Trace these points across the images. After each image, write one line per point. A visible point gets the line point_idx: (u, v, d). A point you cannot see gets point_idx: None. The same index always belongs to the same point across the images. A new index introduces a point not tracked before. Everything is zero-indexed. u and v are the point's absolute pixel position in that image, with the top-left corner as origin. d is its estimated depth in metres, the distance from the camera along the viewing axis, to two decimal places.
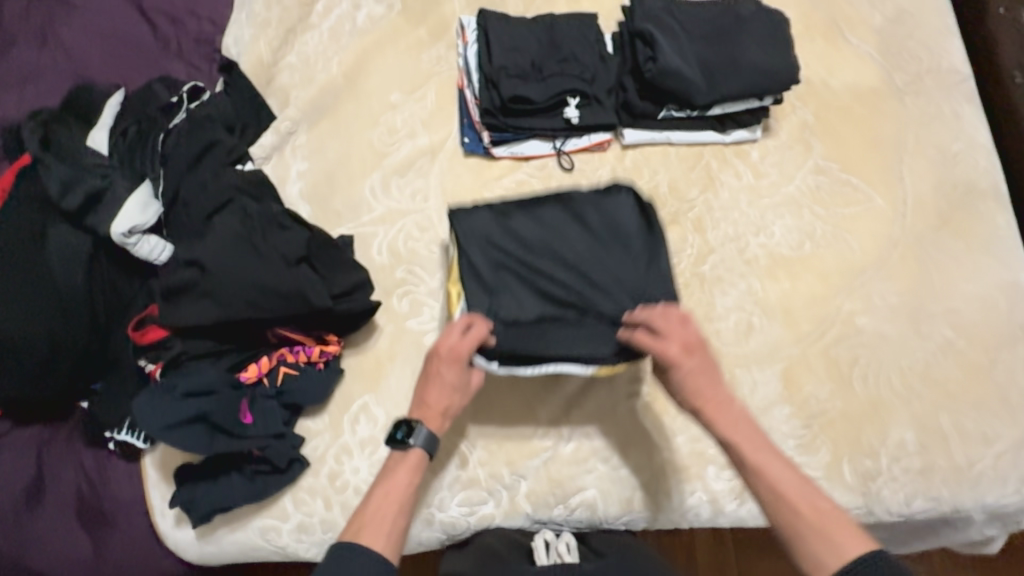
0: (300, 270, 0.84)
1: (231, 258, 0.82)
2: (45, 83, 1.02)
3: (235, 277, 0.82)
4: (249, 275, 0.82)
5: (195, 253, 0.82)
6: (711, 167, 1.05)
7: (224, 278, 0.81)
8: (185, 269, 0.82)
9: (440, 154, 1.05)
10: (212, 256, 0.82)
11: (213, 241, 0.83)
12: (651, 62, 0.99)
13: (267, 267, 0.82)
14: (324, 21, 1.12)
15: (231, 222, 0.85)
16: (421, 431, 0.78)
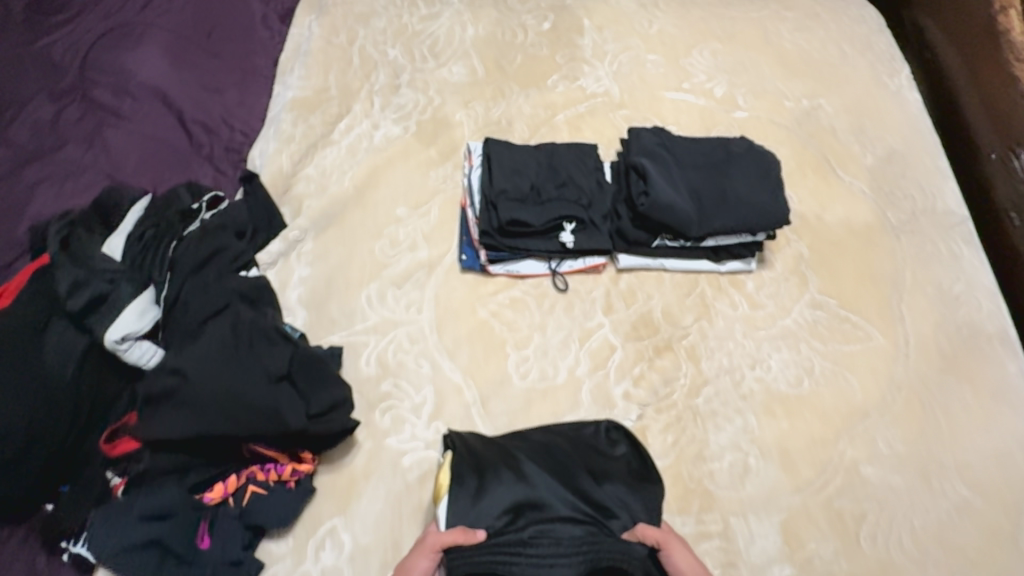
0: (282, 387, 0.84)
1: (214, 367, 0.83)
2: (83, 181, 1.07)
3: (215, 388, 0.81)
4: (229, 389, 0.81)
5: (179, 360, 0.83)
6: (706, 295, 1.05)
7: (204, 389, 0.81)
8: (168, 376, 0.82)
9: (437, 268, 1.08)
10: (196, 364, 0.82)
11: (200, 347, 0.84)
12: (644, 197, 1.03)
13: (249, 380, 0.83)
14: (344, 138, 1.22)
15: (221, 328, 0.87)
16: None
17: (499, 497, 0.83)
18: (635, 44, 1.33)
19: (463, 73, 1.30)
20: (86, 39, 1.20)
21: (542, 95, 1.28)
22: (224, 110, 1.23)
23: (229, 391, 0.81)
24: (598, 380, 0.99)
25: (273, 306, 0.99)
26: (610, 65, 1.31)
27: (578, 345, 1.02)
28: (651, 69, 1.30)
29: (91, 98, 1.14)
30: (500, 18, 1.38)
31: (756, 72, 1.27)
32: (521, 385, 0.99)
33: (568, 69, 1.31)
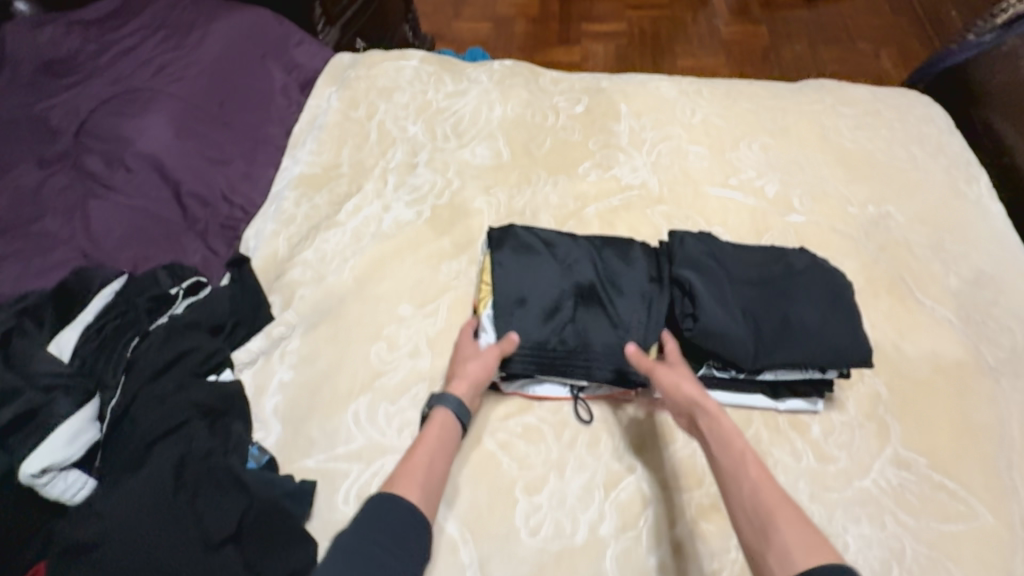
0: (220, 560, 0.69)
1: (147, 519, 0.68)
2: (52, 258, 0.97)
3: (135, 551, 0.66)
4: (151, 555, 0.66)
5: (106, 503, 0.68)
6: (762, 438, 0.86)
7: (122, 551, 0.66)
8: (88, 523, 0.67)
9: (440, 382, 0.92)
10: (124, 513, 0.68)
11: (132, 490, 0.69)
12: (690, 318, 0.86)
13: (184, 544, 0.68)
14: (350, 220, 1.11)
15: (164, 466, 0.73)
16: (445, 398, 0.82)
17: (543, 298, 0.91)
18: (676, 132, 1.22)
19: (486, 156, 1.20)
20: (88, 104, 1.14)
21: (571, 184, 1.16)
22: (225, 185, 1.14)
23: (151, 561, 0.65)
24: (627, 545, 0.79)
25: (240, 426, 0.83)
26: (647, 154, 1.19)
27: (602, 494, 0.83)
28: (693, 161, 1.17)
29: (81, 165, 1.08)
30: (530, 98, 1.30)
31: (812, 171, 1.14)
32: (532, 545, 0.80)
33: (601, 156, 1.20)
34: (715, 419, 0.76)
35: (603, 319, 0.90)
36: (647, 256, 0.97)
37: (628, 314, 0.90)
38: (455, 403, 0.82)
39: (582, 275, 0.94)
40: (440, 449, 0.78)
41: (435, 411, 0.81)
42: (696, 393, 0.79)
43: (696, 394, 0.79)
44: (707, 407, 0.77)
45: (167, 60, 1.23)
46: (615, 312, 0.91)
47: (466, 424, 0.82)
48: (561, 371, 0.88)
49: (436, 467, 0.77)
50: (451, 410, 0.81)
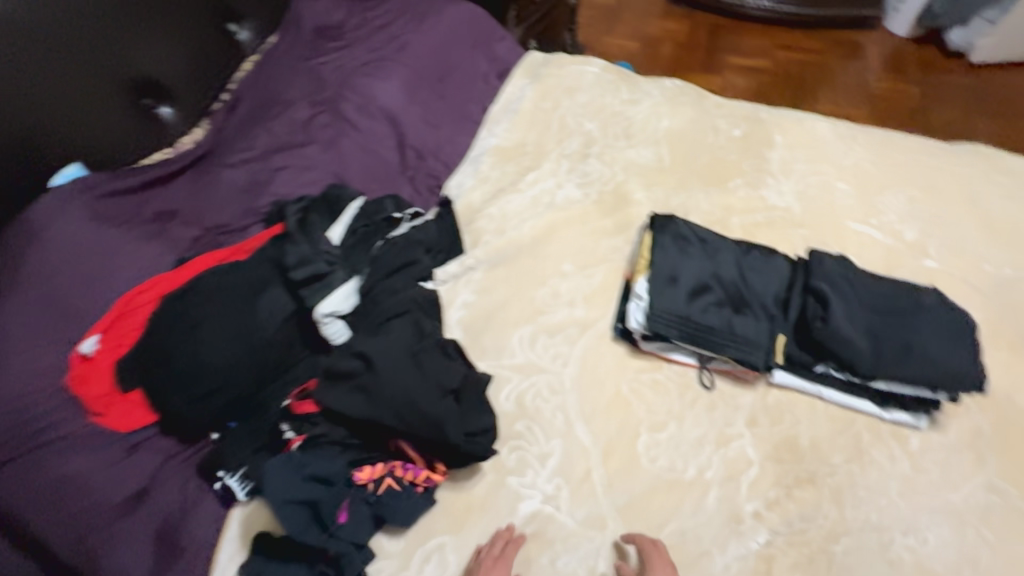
0: (449, 402, 0.90)
1: (400, 362, 0.92)
2: (316, 174, 1.27)
3: (396, 380, 0.90)
4: (405, 388, 0.89)
5: (372, 346, 0.93)
6: (862, 438, 0.99)
7: (385, 379, 0.89)
8: (353, 358, 0.92)
9: (590, 329, 1.13)
10: (385, 355, 0.92)
11: (389, 341, 0.94)
12: (819, 322, 1.01)
13: (426, 384, 0.90)
14: (530, 189, 1.34)
15: (406, 330, 0.97)
16: None
17: (691, 281, 1.08)
18: (825, 169, 1.35)
19: (650, 158, 1.39)
20: (351, 63, 1.44)
21: (721, 196, 1.32)
22: (435, 143, 1.42)
23: (407, 390, 0.89)
24: (729, 490, 0.96)
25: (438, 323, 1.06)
26: (794, 183, 1.33)
27: (713, 447, 1.00)
28: (838, 198, 1.30)
29: (340, 110, 1.36)
30: (695, 116, 1.47)
31: (953, 227, 1.23)
32: (649, 470, 0.98)
33: (751, 177, 1.35)
34: None
35: (739, 309, 1.07)
36: (787, 265, 1.12)
37: (761, 310, 1.07)
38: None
39: (727, 269, 1.11)
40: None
41: None
42: None
43: None
44: None
45: (407, 38, 1.50)
46: (751, 306, 1.07)
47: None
48: (700, 343, 1.04)
49: None
50: None
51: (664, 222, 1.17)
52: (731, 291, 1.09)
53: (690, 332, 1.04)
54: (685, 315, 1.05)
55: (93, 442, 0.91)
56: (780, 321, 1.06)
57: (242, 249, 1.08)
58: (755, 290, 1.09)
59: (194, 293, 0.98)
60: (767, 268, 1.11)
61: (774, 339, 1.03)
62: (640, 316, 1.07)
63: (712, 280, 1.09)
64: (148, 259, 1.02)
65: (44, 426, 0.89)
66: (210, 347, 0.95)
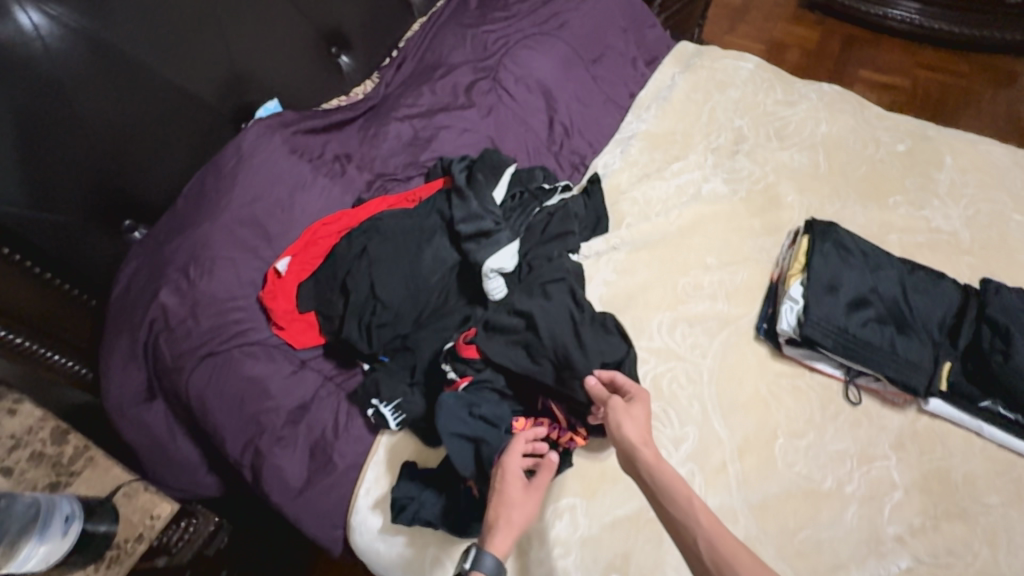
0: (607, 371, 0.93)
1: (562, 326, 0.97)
2: (473, 138, 1.34)
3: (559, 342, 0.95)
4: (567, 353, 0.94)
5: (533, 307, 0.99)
6: (1023, 484, 0.94)
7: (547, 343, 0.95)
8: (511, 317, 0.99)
9: (731, 326, 1.12)
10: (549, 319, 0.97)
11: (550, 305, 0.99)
12: (998, 356, 0.95)
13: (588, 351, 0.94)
14: (676, 179, 1.33)
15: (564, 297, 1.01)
16: (483, 557, 0.76)
17: (849, 293, 1.05)
18: (999, 198, 1.26)
19: (804, 163, 1.35)
20: (512, 35, 1.48)
21: (880, 211, 1.26)
22: (583, 122, 1.44)
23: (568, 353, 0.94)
24: (870, 509, 0.93)
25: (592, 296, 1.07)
26: (963, 208, 1.26)
27: (855, 463, 0.98)
28: (1013, 230, 1.22)
29: (500, 79, 1.41)
30: (855, 125, 1.41)
31: None
32: (785, 473, 0.97)
33: (914, 196, 1.29)
34: (664, 464, 0.74)
35: (901, 329, 1.02)
36: (958, 292, 1.06)
37: (923, 333, 1.02)
38: (494, 564, 0.75)
39: (889, 287, 1.06)
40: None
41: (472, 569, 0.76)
42: (634, 433, 0.79)
43: (636, 435, 0.78)
44: (661, 461, 0.75)
45: (568, 15, 1.53)
46: (914, 328, 1.02)
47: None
48: (853, 357, 1.01)
49: None
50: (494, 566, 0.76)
51: (825, 229, 1.13)
52: (892, 310, 1.04)
53: (842, 344, 1.01)
54: (840, 326, 1.02)
55: (276, 351, 1.03)
56: (944, 349, 1.01)
57: (411, 198, 1.16)
58: (918, 312, 1.04)
59: (373, 231, 1.07)
60: (935, 292, 1.06)
61: (937, 367, 0.99)
62: (791, 320, 1.05)
63: (872, 295, 1.05)
64: (332, 197, 1.15)
65: (243, 328, 1.01)
66: (385, 285, 1.03)
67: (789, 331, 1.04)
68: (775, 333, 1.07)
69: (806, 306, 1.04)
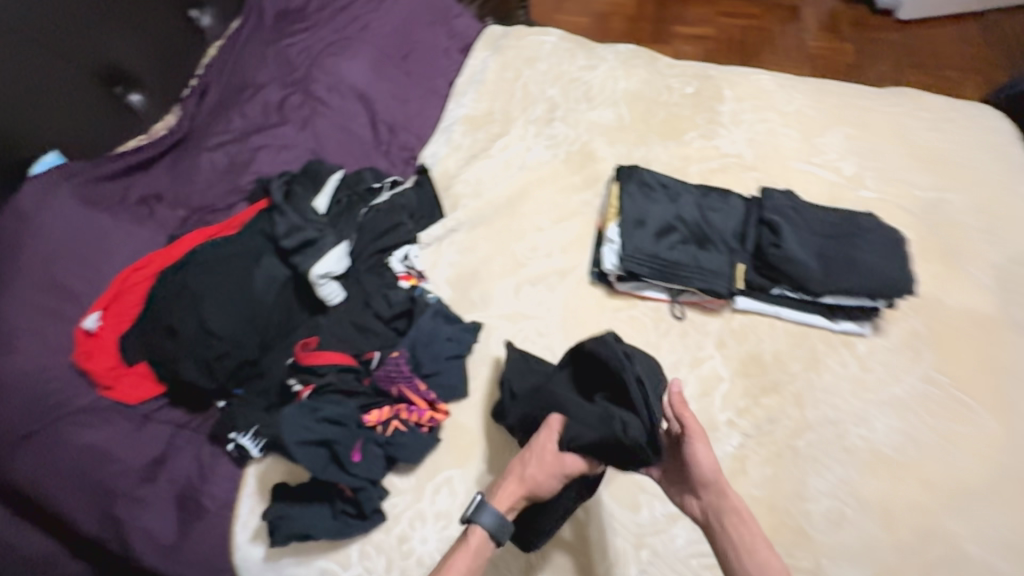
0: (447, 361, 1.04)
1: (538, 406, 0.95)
2: (294, 153, 1.33)
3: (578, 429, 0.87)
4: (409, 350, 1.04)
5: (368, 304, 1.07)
6: (817, 349, 1.11)
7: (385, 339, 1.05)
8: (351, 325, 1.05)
9: (569, 276, 1.21)
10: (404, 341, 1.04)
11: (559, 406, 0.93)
12: (774, 248, 1.12)
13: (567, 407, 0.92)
14: (502, 154, 1.41)
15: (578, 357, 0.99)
16: (486, 512, 0.83)
17: (656, 223, 1.17)
18: (770, 117, 1.46)
19: (611, 119, 1.48)
20: (317, 45, 1.48)
21: (679, 148, 1.42)
22: (406, 118, 1.47)
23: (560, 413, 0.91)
24: (704, 404, 1.06)
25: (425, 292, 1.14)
26: (744, 132, 1.44)
27: (688, 369, 1.11)
28: (784, 141, 1.41)
29: (311, 90, 1.41)
30: (648, 77, 1.57)
31: (884, 159, 1.36)
32: None
33: (705, 129, 1.46)
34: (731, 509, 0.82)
35: (703, 245, 1.17)
36: (743, 202, 1.21)
37: (721, 244, 1.16)
38: (491, 520, 0.83)
39: (688, 210, 1.20)
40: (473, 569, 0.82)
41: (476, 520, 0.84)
42: (707, 475, 0.84)
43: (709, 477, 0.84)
44: (733, 509, 0.82)
45: (369, 17, 1.55)
46: (712, 242, 1.17)
47: (503, 538, 0.84)
48: (667, 278, 1.14)
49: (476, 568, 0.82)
50: (493, 522, 0.83)
51: (630, 172, 1.25)
52: (694, 230, 1.18)
53: (657, 269, 1.14)
54: (652, 254, 1.14)
55: (111, 413, 0.97)
56: (739, 253, 1.16)
57: (231, 224, 1.13)
58: (715, 226, 1.18)
59: (192, 265, 1.03)
60: (725, 206, 1.20)
61: (733, 269, 1.14)
62: (612, 259, 1.16)
63: (675, 220, 1.18)
64: (144, 242, 1.10)
65: (64, 398, 0.94)
66: (216, 318, 0.99)
67: (612, 268, 1.16)
68: (602, 274, 1.18)
69: (621, 244, 1.15)
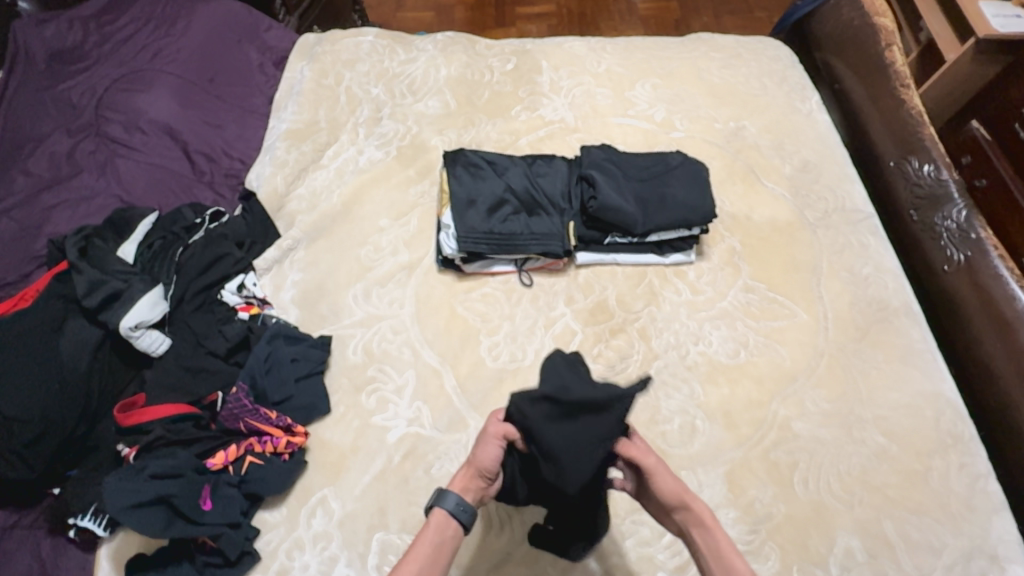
0: (297, 381, 1.03)
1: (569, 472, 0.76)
2: (96, 203, 1.21)
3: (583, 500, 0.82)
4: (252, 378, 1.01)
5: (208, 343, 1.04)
6: (654, 284, 1.20)
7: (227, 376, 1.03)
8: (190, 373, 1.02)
9: (417, 269, 1.21)
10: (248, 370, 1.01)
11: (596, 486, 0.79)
12: (593, 201, 1.18)
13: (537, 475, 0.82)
14: (332, 162, 1.36)
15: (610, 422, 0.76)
16: (445, 496, 0.78)
17: (487, 200, 1.20)
18: (586, 80, 1.53)
19: (438, 107, 1.48)
20: (103, 82, 1.36)
21: (507, 123, 1.46)
22: (224, 142, 1.38)
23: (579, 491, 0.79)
24: None
25: (263, 317, 1.11)
26: (565, 98, 1.50)
27: (543, 331, 1.15)
28: (600, 100, 1.49)
29: (104, 132, 1.29)
30: (468, 60, 1.57)
31: (689, 100, 1.48)
32: (494, 367, 1.10)
33: (529, 101, 1.50)
34: (702, 524, 0.77)
35: (535, 211, 1.21)
36: (565, 164, 1.28)
37: (552, 207, 1.22)
38: (455, 501, 0.78)
39: (516, 181, 1.23)
40: (439, 555, 0.75)
41: (434, 509, 0.78)
42: (672, 492, 0.78)
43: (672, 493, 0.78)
44: (698, 514, 0.77)
45: (162, 43, 1.44)
46: (544, 207, 1.21)
47: (469, 520, 0.78)
48: (507, 249, 1.17)
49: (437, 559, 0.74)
50: (450, 508, 0.77)
51: (456, 156, 1.26)
52: (525, 198, 1.22)
53: (496, 244, 1.17)
54: (488, 231, 1.17)
55: None
56: (569, 213, 1.22)
57: (26, 295, 1.02)
58: (543, 192, 1.23)
59: None
60: (549, 171, 1.26)
61: (566, 229, 1.20)
62: (453, 244, 1.18)
63: (506, 193, 1.21)
64: None
65: None
66: (19, 402, 0.90)
67: (453, 252, 1.18)
68: (447, 259, 1.19)
69: (456, 228, 1.17)
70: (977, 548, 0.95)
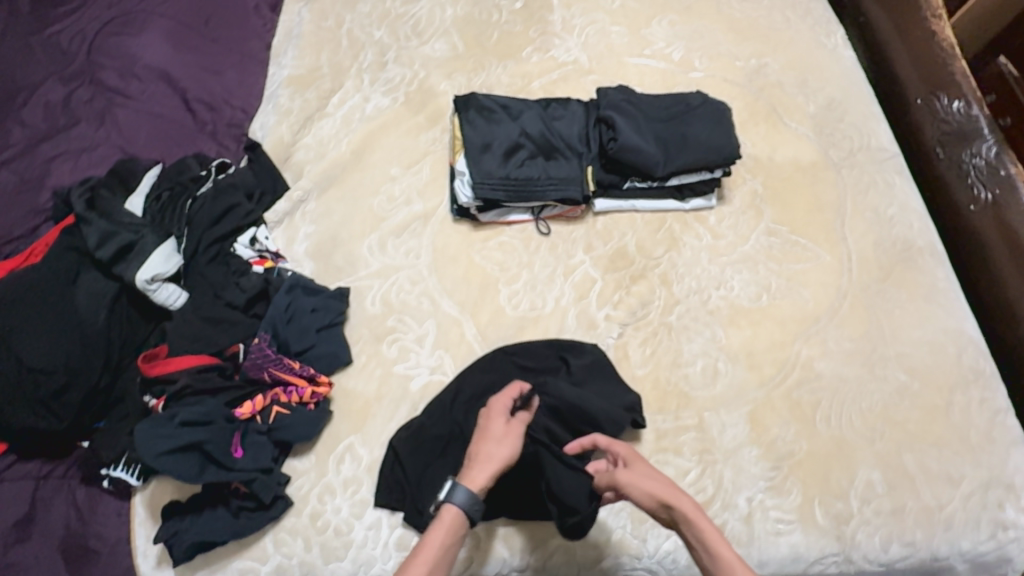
0: (315, 333, 1.03)
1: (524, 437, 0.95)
2: (97, 154, 1.17)
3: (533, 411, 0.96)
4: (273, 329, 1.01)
5: (228, 295, 1.04)
6: (674, 230, 1.17)
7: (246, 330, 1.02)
8: (207, 325, 1.01)
9: (432, 218, 1.18)
10: (267, 319, 1.01)
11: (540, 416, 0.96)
12: (613, 142, 1.14)
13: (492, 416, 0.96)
14: (338, 110, 1.30)
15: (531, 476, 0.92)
16: (456, 492, 0.79)
17: (502, 144, 1.15)
18: (600, 17, 1.44)
19: (445, 50, 1.40)
20: (92, 26, 1.29)
21: (518, 66, 1.39)
22: (224, 90, 1.30)
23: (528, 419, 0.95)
24: (582, 306, 1.10)
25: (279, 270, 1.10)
26: (578, 37, 1.42)
27: (562, 279, 1.13)
28: (615, 39, 1.41)
29: (98, 80, 1.23)
30: None
31: (708, 37, 1.41)
32: (515, 315, 1.09)
33: (540, 41, 1.42)
34: (685, 512, 0.78)
35: (552, 156, 1.17)
36: (581, 105, 1.22)
37: (569, 151, 1.17)
38: (468, 496, 0.79)
39: (531, 123, 1.18)
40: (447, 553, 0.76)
41: (443, 506, 0.79)
42: (656, 490, 0.79)
43: (655, 489, 0.80)
44: (682, 507, 0.78)
45: None
46: (561, 150, 1.17)
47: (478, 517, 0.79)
48: (523, 196, 1.14)
49: (443, 558, 0.76)
50: (459, 508, 0.78)
51: (467, 99, 1.21)
52: (541, 142, 1.17)
53: (511, 190, 1.13)
54: (503, 177, 1.13)
55: None
56: (587, 157, 1.17)
57: (36, 250, 1.02)
58: (559, 135, 1.18)
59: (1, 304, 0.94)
60: (565, 113, 1.20)
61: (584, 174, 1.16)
62: (467, 192, 1.15)
63: (520, 136, 1.17)
64: None
65: None
66: (48, 354, 0.91)
67: (468, 200, 1.15)
68: (461, 208, 1.17)
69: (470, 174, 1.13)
70: (994, 478, 0.98)
